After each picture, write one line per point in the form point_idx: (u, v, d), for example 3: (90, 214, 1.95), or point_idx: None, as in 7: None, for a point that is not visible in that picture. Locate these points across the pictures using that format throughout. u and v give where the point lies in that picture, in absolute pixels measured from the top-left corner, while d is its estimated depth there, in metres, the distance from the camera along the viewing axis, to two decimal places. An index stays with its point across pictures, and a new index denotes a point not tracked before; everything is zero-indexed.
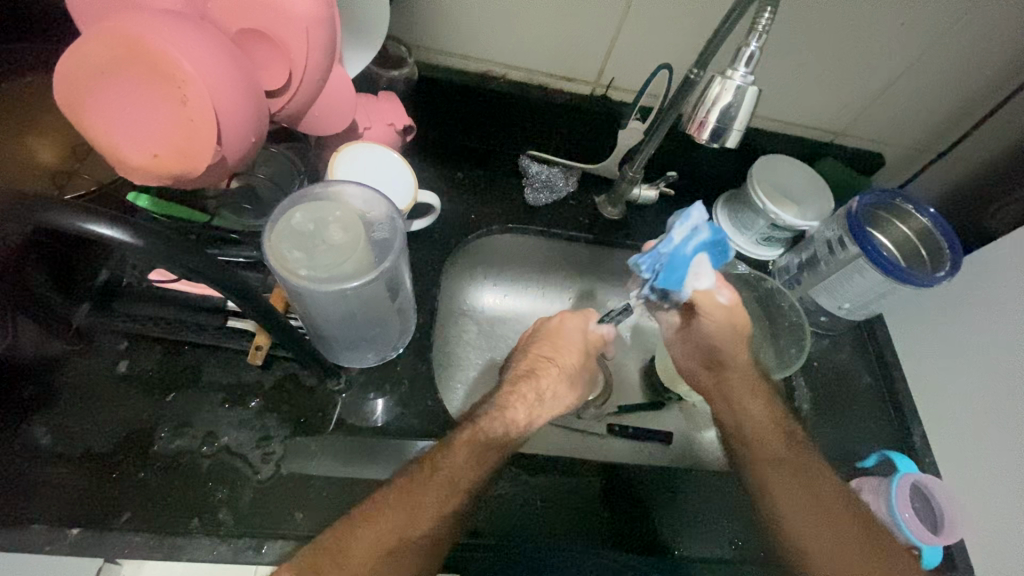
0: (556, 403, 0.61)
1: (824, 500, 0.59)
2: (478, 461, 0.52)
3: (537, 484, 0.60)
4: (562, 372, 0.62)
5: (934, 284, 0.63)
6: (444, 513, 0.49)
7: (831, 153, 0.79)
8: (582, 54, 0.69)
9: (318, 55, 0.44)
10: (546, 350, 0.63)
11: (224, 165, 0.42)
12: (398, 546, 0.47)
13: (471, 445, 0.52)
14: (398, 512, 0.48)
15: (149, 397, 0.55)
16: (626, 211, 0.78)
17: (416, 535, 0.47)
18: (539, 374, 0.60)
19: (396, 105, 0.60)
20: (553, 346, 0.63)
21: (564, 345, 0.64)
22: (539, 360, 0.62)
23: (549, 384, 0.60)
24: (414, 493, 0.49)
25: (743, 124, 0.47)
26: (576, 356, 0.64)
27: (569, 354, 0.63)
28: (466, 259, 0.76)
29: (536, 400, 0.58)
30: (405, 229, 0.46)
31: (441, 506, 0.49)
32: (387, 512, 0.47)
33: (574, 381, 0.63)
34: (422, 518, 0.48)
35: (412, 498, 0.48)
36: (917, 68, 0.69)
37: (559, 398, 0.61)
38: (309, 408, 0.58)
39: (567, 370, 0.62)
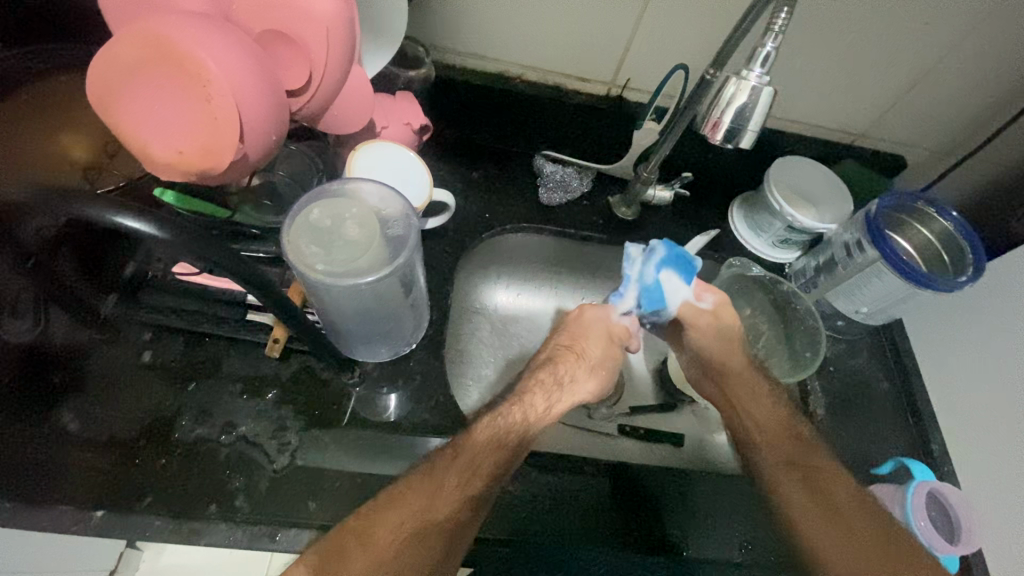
0: (577, 390, 0.66)
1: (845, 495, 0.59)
2: (487, 453, 0.52)
3: (547, 482, 0.60)
4: (584, 361, 0.67)
5: (955, 289, 0.61)
6: (463, 498, 0.49)
7: (852, 155, 0.78)
8: (598, 54, 0.69)
9: (337, 55, 0.45)
10: (565, 338, 0.69)
11: (245, 162, 0.44)
12: (421, 534, 0.47)
13: (494, 437, 0.53)
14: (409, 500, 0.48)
15: (171, 387, 0.57)
16: (640, 211, 0.78)
17: (438, 521, 0.48)
18: (558, 360, 0.66)
19: (413, 105, 0.61)
20: (574, 334, 0.69)
21: (583, 333, 0.70)
22: (560, 348, 0.67)
23: (569, 372, 0.65)
24: (424, 482, 0.49)
25: (759, 124, 0.47)
26: (597, 346, 0.69)
27: (589, 343, 0.69)
28: (479, 258, 0.77)
29: (557, 388, 0.63)
30: (419, 226, 0.46)
31: (460, 492, 0.50)
32: (397, 500, 0.48)
33: (594, 368, 0.68)
34: (439, 507, 0.48)
35: (423, 485, 0.49)
36: (941, 68, 0.67)
37: (578, 383, 0.66)
38: (324, 400, 0.59)
39: (588, 359, 0.68)
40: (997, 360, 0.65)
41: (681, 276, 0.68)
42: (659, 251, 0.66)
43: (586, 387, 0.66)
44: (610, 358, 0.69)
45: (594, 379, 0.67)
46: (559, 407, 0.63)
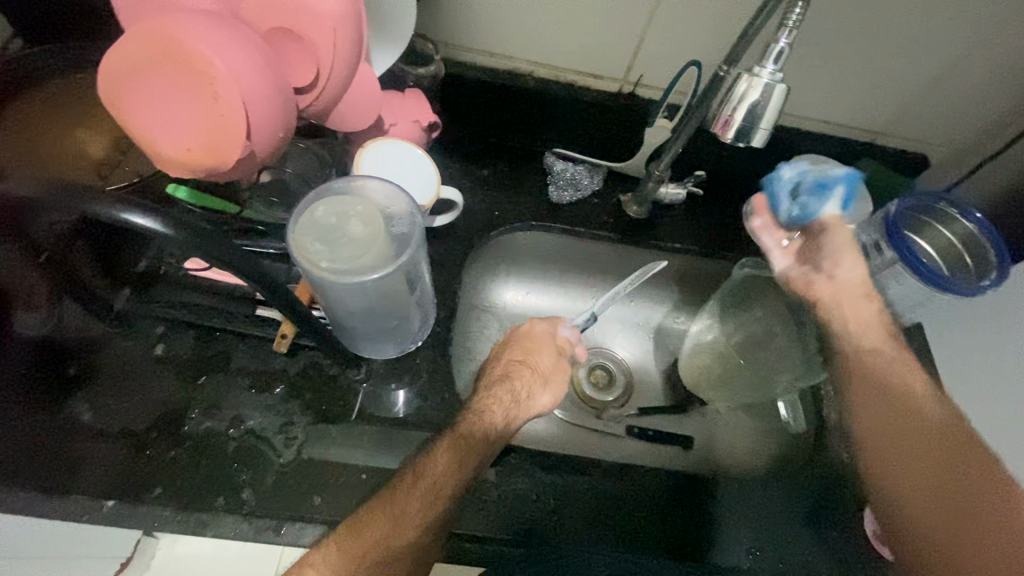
0: (531, 408, 0.61)
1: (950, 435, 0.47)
2: (459, 456, 0.52)
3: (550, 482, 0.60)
4: (536, 373, 0.63)
5: (977, 293, 0.59)
6: (434, 507, 0.50)
7: (872, 154, 0.76)
8: (609, 50, 0.68)
9: (344, 53, 0.45)
10: (519, 352, 0.64)
11: (253, 160, 0.44)
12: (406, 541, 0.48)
13: (463, 440, 0.53)
14: (407, 505, 0.48)
15: (182, 380, 0.58)
16: (652, 209, 0.77)
17: (409, 537, 0.48)
18: (513, 375, 0.61)
19: (422, 102, 0.61)
20: (526, 347, 0.65)
21: (535, 345, 0.65)
22: (513, 363, 0.63)
23: (525, 387, 0.61)
24: (424, 484, 0.50)
25: (771, 123, 0.46)
26: (548, 359, 0.64)
27: (542, 355, 0.64)
28: (488, 256, 0.77)
29: (514, 404, 0.59)
30: (423, 224, 0.46)
31: (430, 504, 0.50)
32: (397, 504, 0.48)
33: (548, 381, 0.63)
34: (409, 523, 0.48)
35: (422, 488, 0.50)
36: (966, 64, 0.65)
37: (534, 398, 0.61)
38: (331, 396, 0.60)
39: (541, 371, 0.63)
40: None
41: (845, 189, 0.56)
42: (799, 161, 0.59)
43: (542, 403, 0.62)
44: (562, 369, 0.65)
45: (551, 394, 0.62)
46: (515, 422, 0.59)
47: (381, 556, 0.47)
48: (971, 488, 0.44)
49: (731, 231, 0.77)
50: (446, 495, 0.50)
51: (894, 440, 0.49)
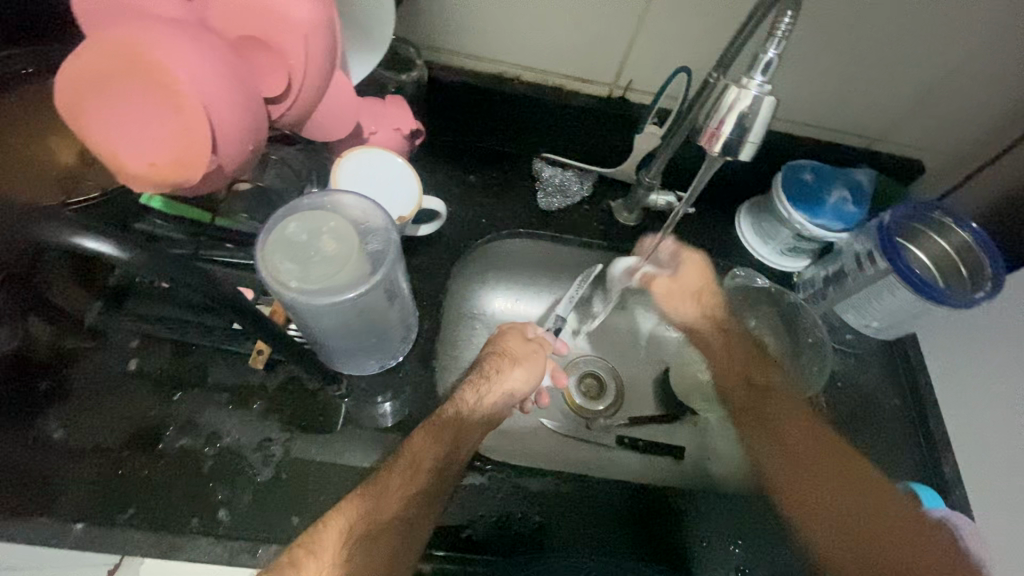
0: (505, 382, 0.61)
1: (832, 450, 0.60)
2: (432, 441, 0.54)
3: (538, 497, 0.59)
4: (507, 359, 0.63)
5: (972, 306, 0.58)
6: (407, 493, 0.51)
7: (867, 161, 0.74)
8: (597, 55, 0.66)
9: (317, 61, 0.43)
10: (491, 346, 0.65)
11: (220, 173, 0.42)
12: (390, 518, 0.49)
13: (432, 433, 0.55)
14: (388, 488, 0.50)
15: (156, 396, 0.56)
16: (643, 216, 0.75)
17: (386, 519, 0.49)
18: (485, 365, 0.62)
19: (404, 109, 0.59)
20: (495, 340, 0.66)
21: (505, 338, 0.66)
22: (488, 354, 0.64)
23: (492, 365, 0.62)
24: (404, 463, 0.52)
25: (759, 136, 0.44)
26: (517, 343, 0.66)
27: (510, 341, 0.65)
28: (476, 264, 0.75)
29: (482, 379, 0.61)
30: (399, 240, 0.45)
31: (405, 488, 0.51)
32: (380, 487, 0.50)
33: (519, 361, 0.64)
34: (388, 500, 0.50)
35: (401, 472, 0.51)
36: (963, 70, 0.64)
37: (514, 383, 0.62)
38: (311, 411, 0.58)
39: (511, 354, 0.64)
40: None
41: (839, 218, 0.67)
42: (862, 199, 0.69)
43: (513, 379, 0.62)
44: (534, 351, 0.65)
45: (522, 369, 0.63)
46: (484, 400, 0.59)
47: (368, 532, 0.48)
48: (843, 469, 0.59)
49: (723, 240, 0.76)
50: (422, 474, 0.52)
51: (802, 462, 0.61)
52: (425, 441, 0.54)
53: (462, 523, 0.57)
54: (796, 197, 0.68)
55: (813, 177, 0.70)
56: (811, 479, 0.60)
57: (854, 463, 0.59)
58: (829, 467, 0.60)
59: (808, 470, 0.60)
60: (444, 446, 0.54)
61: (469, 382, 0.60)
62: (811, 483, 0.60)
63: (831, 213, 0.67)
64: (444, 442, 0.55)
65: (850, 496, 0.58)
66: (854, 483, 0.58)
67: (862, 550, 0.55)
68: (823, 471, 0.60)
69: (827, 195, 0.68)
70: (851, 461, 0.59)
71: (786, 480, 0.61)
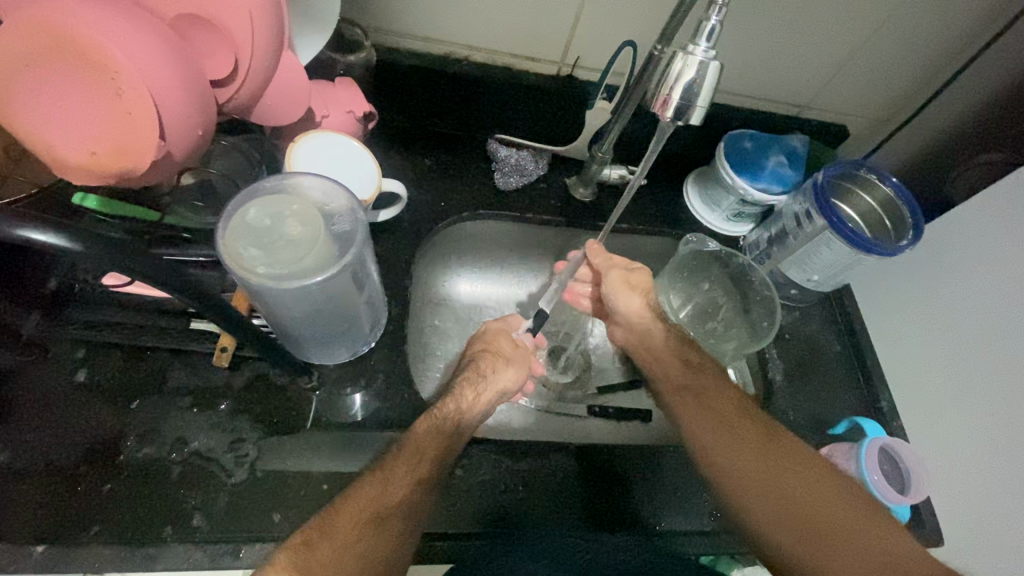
0: (499, 382, 0.64)
1: (743, 415, 0.60)
2: (421, 445, 0.53)
3: (521, 468, 0.60)
4: (504, 359, 0.66)
5: (898, 253, 0.64)
6: (414, 478, 0.51)
7: (800, 127, 0.79)
8: (545, 33, 0.67)
9: (264, 41, 0.42)
10: (482, 344, 0.67)
11: (170, 160, 0.40)
12: (394, 504, 0.49)
13: (433, 426, 0.55)
14: (394, 477, 0.50)
15: (112, 405, 0.54)
16: (598, 191, 0.77)
17: (394, 503, 0.49)
18: (479, 361, 0.65)
19: (355, 90, 0.58)
20: (485, 340, 0.68)
21: (493, 335, 0.69)
22: (483, 352, 0.66)
23: (487, 364, 0.64)
24: (409, 452, 0.52)
25: (707, 100, 0.47)
26: (508, 344, 0.69)
27: (501, 341, 0.68)
28: (439, 247, 0.75)
29: (478, 378, 0.63)
30: (366, 219, 0.44)
31: (410, 475, 0.51)
32: (386, 476, 0.50)
33: (512, 362, 0.67)
34: (395, 486, 0.50)
35: (407, 459, 0.52)
36: (878, 39, 0.69)
37: (509, 383, 0.65)
38: (282, 408, 0.57)
39: (504, 354, 0.67)
40: (950, 318, 0.67)
41: (775, 185, 0.72)
42: (798, 166, 0.73)
43: (507, 378, 0.65)
44: (523, 353, 0.69)
45: (514, 368, 0.66)
46: (482, 398, 0.62)
47: (376, 516, 0.47)
48: (745, 425, 0.59)
49: (674, 209, 0.79)
50: (427, 462, 0.53)
51: (710, 425, 0.61)
52: (430, 431, 0.55)
53: (448, 504, 0.57)
54: (737, 165, 0.73)
55: (752, 144, 0.73)
56: (757, 451, 0.57)
57: (771, 425, 0.59)
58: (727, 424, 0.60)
59: (760, 454, 0.56)
60: (444, 441, 0.55)
61: (466, 380, 0.62)
62: (722, 442, 0.59)
63: (769, 176, 0.72)
64: (446, 432, 0.55)
65: (790, 475, 0.54)
66: (766, 439, 0.57)
67: (762, 486, 0.54)
68: (720, 429, 0.60)
69: (766, 160, 0.72)
70: (758, 415, 0.60)
71: (710, 445, 0.59)
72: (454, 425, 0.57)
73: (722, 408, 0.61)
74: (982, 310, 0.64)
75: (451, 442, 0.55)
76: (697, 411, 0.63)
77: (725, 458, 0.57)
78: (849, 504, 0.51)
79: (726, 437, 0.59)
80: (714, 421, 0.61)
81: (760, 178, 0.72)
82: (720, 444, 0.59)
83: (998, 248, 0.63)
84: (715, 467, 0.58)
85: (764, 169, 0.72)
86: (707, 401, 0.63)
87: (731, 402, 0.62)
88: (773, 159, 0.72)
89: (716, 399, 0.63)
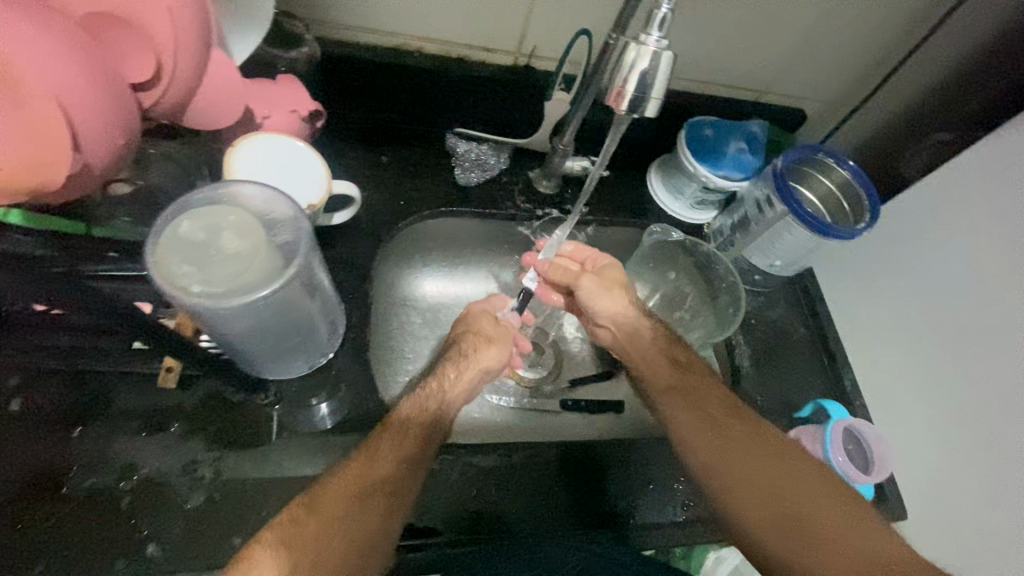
0: (482, 361, 0.64)
1: (731, 417, 0.59)
2: (390, 444, 0.53)
3: (499, 460, 0.60)
4: (487, 338, 0.66)
5: (856, 236, 0.65)
6: (400, 455, 0.53)
7: (759, 112, 0.79)
8: (499, 22, 0.65)
9: (188, 38, 0.40)
10: (464, 325, 0.67)
11: (89, 173, 0.37)
12: (382, 477, 0.51)
13: (417, 402, 0.58)
14: (379, 452, 0.52)
15: (49, 437, 0.47)
16: (562, 183, 0.76)
17: (379, 479, 0.51)
18: (462, 340, 0.65)
19: (297, 87, 0.54)
20: (467, 320, 0.68)
21: (475, 314, 0.69)
22: (465, 332, 0.66)
23: (469, 344, 0.65)
24: (394, 431, 0.54)
25: (662, 91, 0.46)
26: (489, 323, 0.68)
27: (483, 320, 0.68)
28: (401, 247, 0.73)
29: (461, 357, 0.64)
30: (310, 228, 0.42)
31: (397, 454, 0.53)
32: (372, 451, 0.52)
33: (494, 340, 0.66)
34: (382, 461, 0.52)
35: (391, 434, 0.54)
36: (831, 22, 0.69)
37: (493, 360, 0.65)
38: (237, 426, 0.54)
39: (485, 333, 0.66)
40: (904, 296, 0.69)
41: (736, 171, 0.72)
42: (758, 150, 0.73)
43: (489, 357, 0.65)
44: (506, 331, 0.68)
45: (497, 347, 0.66)
46: (465, 376, 0.63)
47: (363, 488, 0.50)
48: (740, 424, 0.59)
49: (639, 199, 0.79)
50: (411, 438, 0.54)
51: (704, 421, 0.60)
52: (401, 431, 0.54)
53: (420, 511, 0.56)
54: (699, 153, 0.72)
55: (713, 131, 0.73)
56: (753, 450, 0.57)
57: (761, 423, 0.59)
58: (720, 424, 0.59)
59: (761, 459, 0.56)
60: (428, 416, 0.57)
61: (449, 360, 0.64)
62: (720, 442, 0.58)
63: (730, 163, 0.72)
64: (429, 411, 0.57)
65: (784, 476, 0.55)
66: (759, 438, 0.57)
67: (766, 493, 0.54)
68: (711, 428, 0.59)
69: (726, 147, 0.72)
70: (749, 414, 0.60)
71: (707, 448, 0.58)
72: (434, 408, 0.58)
73: (713, 408, 0.60)
74: (936, 289, 0.66)
75: (435, 420, 0.57)
76: (687, 410, 0.61)
77: (726, 461, 0.57)
78: (846, 501, 0.52)
79: (723, 442, 0.58)
80: (706, 422, 0.59)
81: (720, 165, 0.72)
82: (719, 445, 0.58)
83: (948, 224, 0.66)
84: (715, 468, 0.57)
85: (724, 156, 0.72)
86: (697, 399, 0.61)
87: (722, 398, 0.61)
88: (733, 145, 0.72)
89: (708, 394, 0.61)
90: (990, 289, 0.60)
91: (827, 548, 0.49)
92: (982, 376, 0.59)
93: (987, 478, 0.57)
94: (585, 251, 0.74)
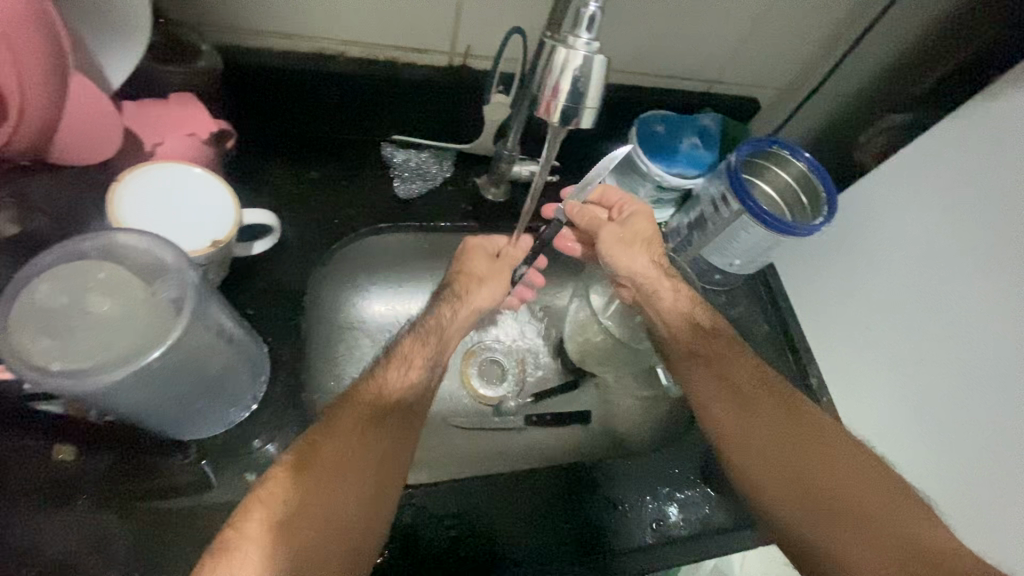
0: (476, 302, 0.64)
1: (768, 394, 0.56)
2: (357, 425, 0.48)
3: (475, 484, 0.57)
4: (482, 280, 0.64)
5: (813, 232, 0.62)
6: (412, 380, 0.54)
7: (711, 105, 0.76)
8: (424, 23, 0.59)
9: (34, 66, 0.39)
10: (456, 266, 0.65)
11: None
12: (394, 399, 0.52)
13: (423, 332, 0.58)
14: (389, 378, 0.53)
15: None
16: (512, 189, 0.71)
17: (394, 402, 0.52)
18: (459, 284, 0.63)
19: (191, 107, 0.52)
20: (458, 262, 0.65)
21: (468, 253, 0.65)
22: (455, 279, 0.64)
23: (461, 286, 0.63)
24: (399, 357, 0.55)
25: (597, 100, 0.42)
26: (482, 261, 0.65)
27: (474, 259, 0.65)
28: (338, 269, 0.67)
29: (455, 298, 0.63)
30: (193, 280, 0.40)
31: (411, 376, 0.54)
32: (380, 379, 0.53)
33: (488, 279, 0.64)
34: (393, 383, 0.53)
35: (396, 364, 0.54)
36: (776, 9, 0.66)
37: (491, 296, 0.65)
38: (153, 489, 0.48)
39: (478, 274, 0.64)
40: (863, 289, 0.67)
41: (691, 168, 0.69)
42: (715, 142, 0.70)
43: (483, 297, 0.64)
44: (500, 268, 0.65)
45: (488, 287, 0.64)
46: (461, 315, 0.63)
47: (377, 414, 0.50)
48: (759, 403, 0.55)
49: None
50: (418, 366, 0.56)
51: (723, 394, 0.57)
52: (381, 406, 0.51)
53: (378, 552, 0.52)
54: (651, 151, 0.69)
55: (664, 127, 0.69)
56: (769, 431, 0.53)
57: (799, 400, 0.55)
58: (744, 401, 0.56)
59: (791, 438, 0.52)
60: (433, 344, 0.58)
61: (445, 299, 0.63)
62: (743, 419, 0.54)
63: (684, 160, 0.69)
64: (432, 340, 0.58)
65: (808, 456, 0.50)
66: (786, 416, 0.54)
67: (788, 476, 0.50)
68: (735, 404, 0.56)
69: (679, 143, 0.69)
70: (784, 390, 0.56)
71: (733, 431, 0.54)
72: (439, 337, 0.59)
73: (735, 383, 0.57)
74: (895, 280, 0.63)
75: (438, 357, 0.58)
76: (708, 378, 0.58)
77: (746, 441, 0.53)
78: (875, 481, 0.48)
79: (754, 420, 0.54)
80: (728, 398, 0.56)
81: (676, 163, 0.69)
82: (746, 426, 0.54)
83: (914, 210, 0.62)
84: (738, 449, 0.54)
85: (678, 152, 0.69)
86: (722, 373, 0.58)
87: (754, 373, 0.58)
88: (687, 140, 0.69)
89: (734, 366, 0.58)
90: (960, 278, 0.57)
91: (845, 531, 0.45)
92: (946, 376, 0.57)
93: (952, 483, 0.55)
94: (615, 193, 0.69)
